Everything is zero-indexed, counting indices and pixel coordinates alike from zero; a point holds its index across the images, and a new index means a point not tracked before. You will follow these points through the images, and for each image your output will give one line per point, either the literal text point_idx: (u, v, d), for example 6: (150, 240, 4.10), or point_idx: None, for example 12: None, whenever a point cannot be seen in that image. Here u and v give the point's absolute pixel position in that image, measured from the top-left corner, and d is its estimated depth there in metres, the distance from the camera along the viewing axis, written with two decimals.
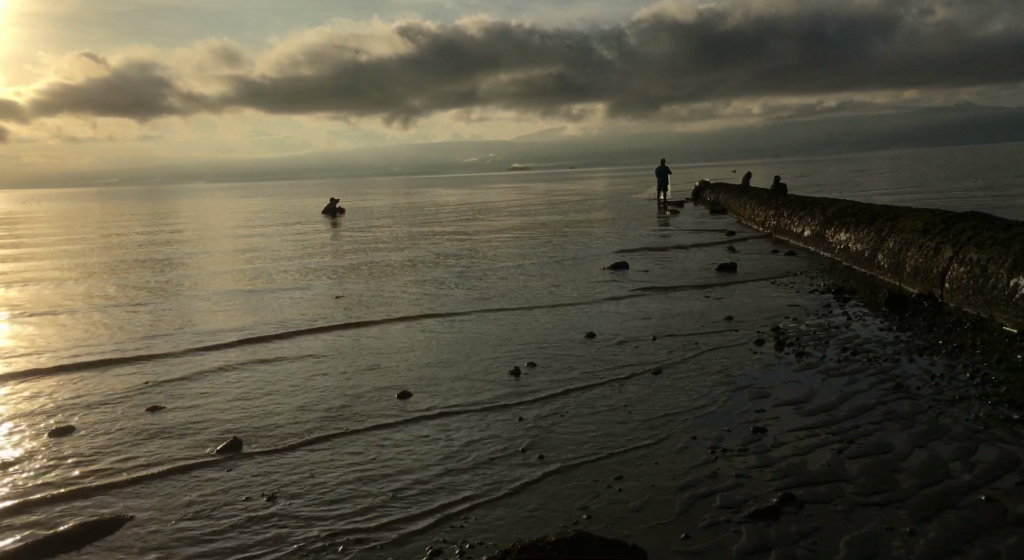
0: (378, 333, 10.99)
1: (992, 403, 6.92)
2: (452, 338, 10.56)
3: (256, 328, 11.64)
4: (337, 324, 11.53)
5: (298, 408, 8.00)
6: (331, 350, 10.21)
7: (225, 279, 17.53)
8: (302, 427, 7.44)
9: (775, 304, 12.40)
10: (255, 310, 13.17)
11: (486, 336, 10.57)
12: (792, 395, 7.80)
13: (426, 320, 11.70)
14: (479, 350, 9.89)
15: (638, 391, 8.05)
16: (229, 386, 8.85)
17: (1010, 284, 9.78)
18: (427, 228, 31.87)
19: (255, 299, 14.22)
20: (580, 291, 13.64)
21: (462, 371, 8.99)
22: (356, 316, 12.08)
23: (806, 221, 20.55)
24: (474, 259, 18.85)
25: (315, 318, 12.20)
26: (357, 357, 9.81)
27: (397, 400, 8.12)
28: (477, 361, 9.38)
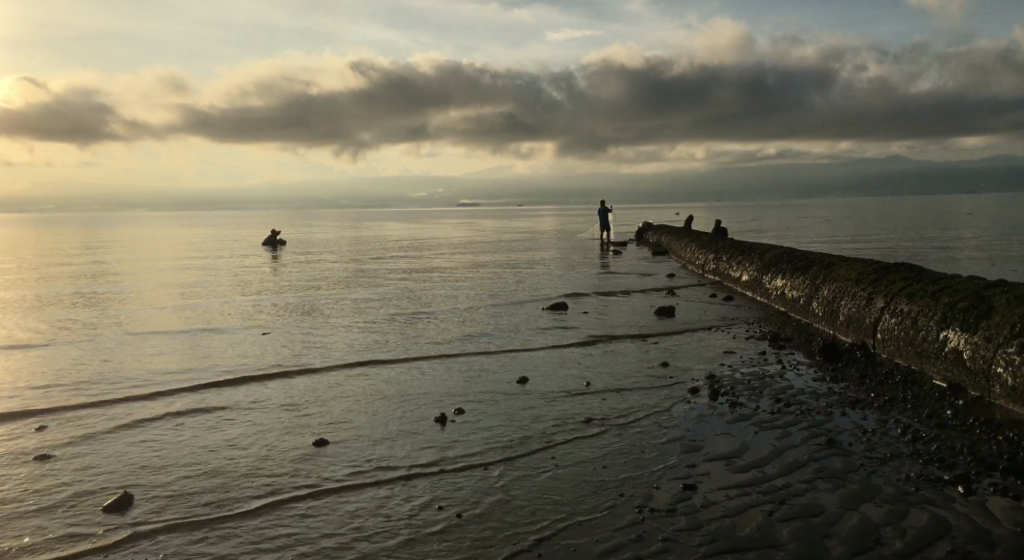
0: (300, 383, 10.29)
1: (923, 463, 6.79)
2: (382, 385, 10.09)
3: (169, 377, 10.77)
4: (257, 374, 10.78)
5: (207, 463, 7.44)
6: (254, 398, 9.65)
7: (141, 319, 16.38)
8: (208, 486, 6.89)
9: (711, 352, 12.19)
10: (169, 356, 12.21)
11: (418, 384, 10.14)
12: (724, 449, 7.56)
13: (359, 366, 11.24)
14: (407, 399, 9.44)
15: (567, 444, 7.71)
16: (136, 439, 8.22)
17: (940, 336, 9.85)
18: (363, 265, 30.89)
19: (170, 345, 13.23)
20: (517, 337, 13.17)
21: (387, 422, 8.55)
22: (277, 365, 11.30)
23: (744, 265, 20.77)
24: (408, 301, 18.12)
25: (243, 363, 11.62)
26: (276, 409, 9.13)
27: (314, 455, 7.61)
28: (405, 411, 8.93)
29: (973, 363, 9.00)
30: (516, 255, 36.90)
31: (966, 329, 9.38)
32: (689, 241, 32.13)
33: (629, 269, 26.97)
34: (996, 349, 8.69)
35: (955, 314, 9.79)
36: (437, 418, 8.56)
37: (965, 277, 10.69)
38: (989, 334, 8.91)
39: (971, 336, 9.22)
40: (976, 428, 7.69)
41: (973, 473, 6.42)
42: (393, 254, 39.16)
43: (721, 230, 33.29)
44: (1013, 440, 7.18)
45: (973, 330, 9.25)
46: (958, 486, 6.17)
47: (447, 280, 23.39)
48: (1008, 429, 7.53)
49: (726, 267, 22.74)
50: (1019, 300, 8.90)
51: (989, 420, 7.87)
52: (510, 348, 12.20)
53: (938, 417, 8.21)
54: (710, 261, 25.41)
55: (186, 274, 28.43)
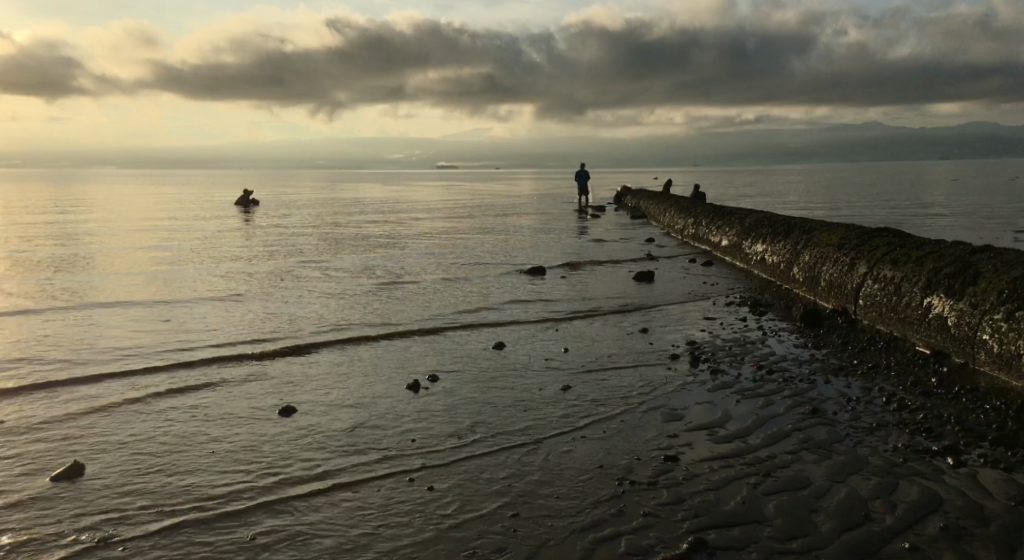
0: (271, 357, 9.87)
1: (910, 433, 6.60)
2: (355, 358, 9.80)
3: (134, 353, 10.27)
4: (227, 349, 10.31)
5: (168, 440, 7.10)
6: (221, 371, 9.30)
7: (108, 287, 15.69)
8: (166, 463, 6.55)
9: (690, 319, 11.95)
10: (136, 329, 11.66)
11: (392, 356, 9.84)
12: (706, 418, 7.34)
13: (332, 336, 10.93)
14: (382, 371, 9.15)
15: (544, 415, 7.48)
16: (94, 415, 7.85)
17: (924, 303, 9.65)
18: (339, 229, 30.12)
19: (136, 316, 12.65)
20: (496, 307, 12.81)
21: (359, 394, 8.27)
22: (248, 340, 10.84)
23: (724, 230, 20.55)
24: (385, 269, 17.59)
25: (212, 335, 11.18)
26: (244, 386, 8.70)
27: (281, 429, 7.29)
28: (378, 384, 8.63)
29: (958, 330, 8.81)
30: (493, 219, 36.49)
31: (951, 295, 9.17)
32: (667, 204, 31.94)
33: (608, 236, 26.61)
34: (982, 316, 8.50)
35: (940, 280, 9.57)
36: (411, 387, 8.37)
37: (949, 242, 10.49)
38: (976, 301, 8.71)
39: (956, 303, 9.02)
40: (962, 396, 7.52)
41: (963, 443, 6.24)
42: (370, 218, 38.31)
43: (699, 193, 33.11)
44: (1000, 409, 7.02)
45: (958, 297, 9.05)
46: (947, 457, 5.99)
47: (425, 246, 22.83)
48: (995, 397, 7.37)
49: (706, 231, 22.56)
50: (1005, 266, 8.69)
51: (974, 389, 7.70)
52: (489, 320, 11.82)
53: (922, 385, 8.03)
54: (689, 225, 25.25)
55: (156, 237, 27.47)
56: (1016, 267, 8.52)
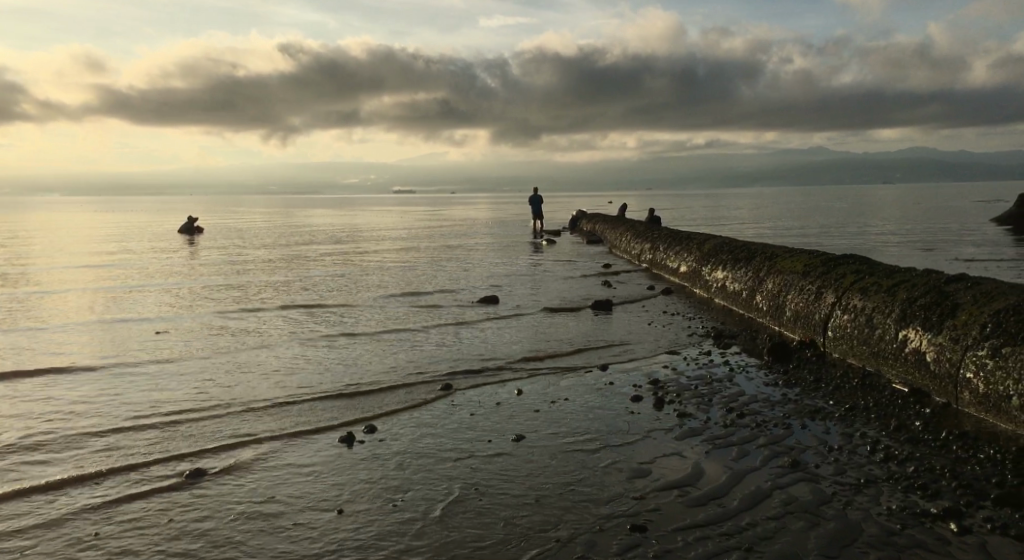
0: (195, 416, 8.87)
1: (903, 490, 5.90)
2: (287, 413, 8.91)
3: (41, 414, 9.13)
4: (149, 408, 9.26)
5: (54, 531, 6.13)
6: (132, 434, 8.33)
7: (27, 337, 14.36)
8: None
9: (653, 355, 11.20)
10: (48, 386, 10.47)
11: (328, 410, 8.98)
12: (675, 474, 6.56)
13: (263, 387, 10.02)
14: (315, 430, 8.27)
15: (494, 480, 6.68)
16: None
17: (899, 336, 9.01)
18: (287, 262, 28.85)
19: (52, 369, 11.43)
20: (448, 347, 11.94)
21: (288, 462, 7.38)
22: (174, 395, 9.81)
23: (682, 257, 19.99)
24: (333, 305, 16.59)
25: (133, 389, 10.14)
26: (161, 454, 7.71)
27: (197, 513, 6.37)
28: (310, 447, 7.76)
29: (938, 367, 8.17)
30: (449, 248, 35.67)
31: (929, 328, 8.53)
32: (623, 228, 31.46)
33: (564, 264, 25.96)
34: (964, 352, 7.86)
35: (916, 311, 8.93)
36: (344, 440, 7.83)
37: (921, 269, 9.90)
38: (956, 334, 8.05)
39: (934, 337, 8.37)
40: (951, 444, 6.87)
41: (963, 504, 5.56)
42: (320, 248, 37.03)
43: (655, 218, 32.69)
44: (995, 462, 6.37)
45: (936, 330, 8.41)
46: (948, 523, 5.30)
47: (376, 279, 21.83)
48: (987, 445, 6.72)
49: (664, 258, 22.03)
50: (986, 297, 8.08)
51: (964, 435, 7.04)
52: (439, 363, 10.97)
53: (907, 430, 7.37)
54: (647, 250, 24.70)
55: (92, 275, 25.92)
56: (998, 298, 7.92)
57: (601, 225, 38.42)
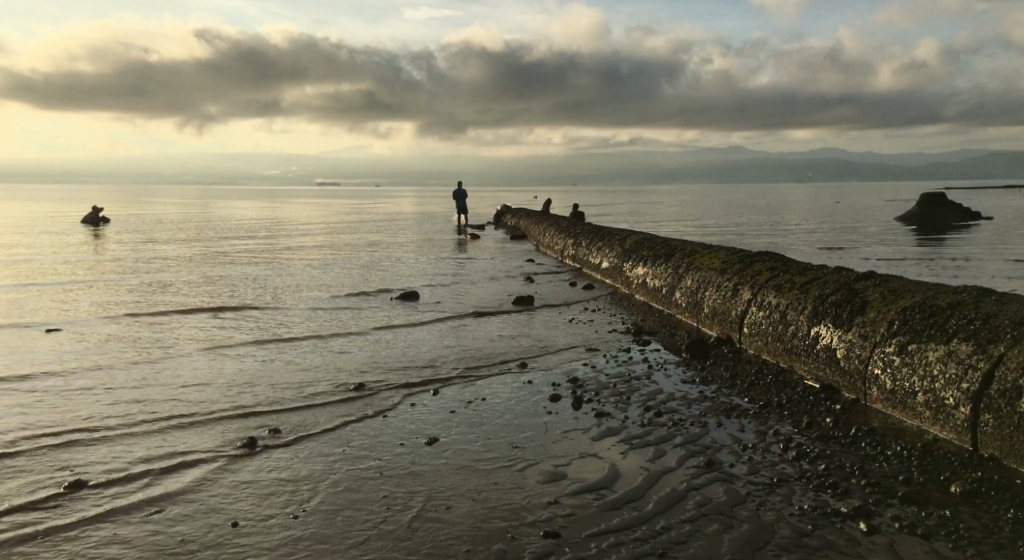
0: (87, 427, 8.31)
1: (815, 489, 5.91)
2: (187, 419, 8.45)
3: None
4: (37, 421, 8.63)
5: None
6: (16, 449, 7.72)
7: None
8: None
9: (573, 353, 11.08)
10: None
11: (231, 416, 8.55)
12: (591, 476, 6.41)
13: (161, 395, 9.47)
14: (216, 438, 7.85)
15: (403, 487, 6.43)
16: None
17: (811, 333, 9.13)
18: (200, 259, 27.71)
19: None
20: (364, 347, 11.58)
21: (184, 474, 6.96)
22: (67, 405, 9.19)
23: (604, 253, 20.04)
24: (245, 304, 15.95)
25: (21, 401, 9.44)
26: (46, 470, 7.18)
27: (85, 533, 5.92)
28: (208, 457, 7.34)
29: (847, 364, 8.30)
30: (371, 243, 35.00)
31: (839, 324, 8.66)
32: (547, 224, 31.46)
33: (487, 261, 25.77)
34: (872, 349, 7.99)
35: (826, 308, 9.07)
36: (247, 444, 7.54)
37: (832, 267, 10.08)
38: (865, 331, 8.18)
39: (844, 334, 8.49)
40: (860, 441, 6.96)
41: (872, 503, 5.61)
42: (236, 243, 35.74)
43: (578, 212, 32.84)
44: (901, 460, 6.48)
45: (846, 327, 8.53)
46: (857, 523, 5.32)
47: (293, 277, 21.12)
48: (894, 442, 6.83)
49: (586, 254, 22.07)
50: (893, 295, 8.25)
51: (872, 431, 7.15)
52: (354, 363, 10.62)
53: (818, 427, 7.44)
54: (570, 246, 24.71)
55: None
56: (903, 296, 8.09)
57: (524, 220, 38.40)
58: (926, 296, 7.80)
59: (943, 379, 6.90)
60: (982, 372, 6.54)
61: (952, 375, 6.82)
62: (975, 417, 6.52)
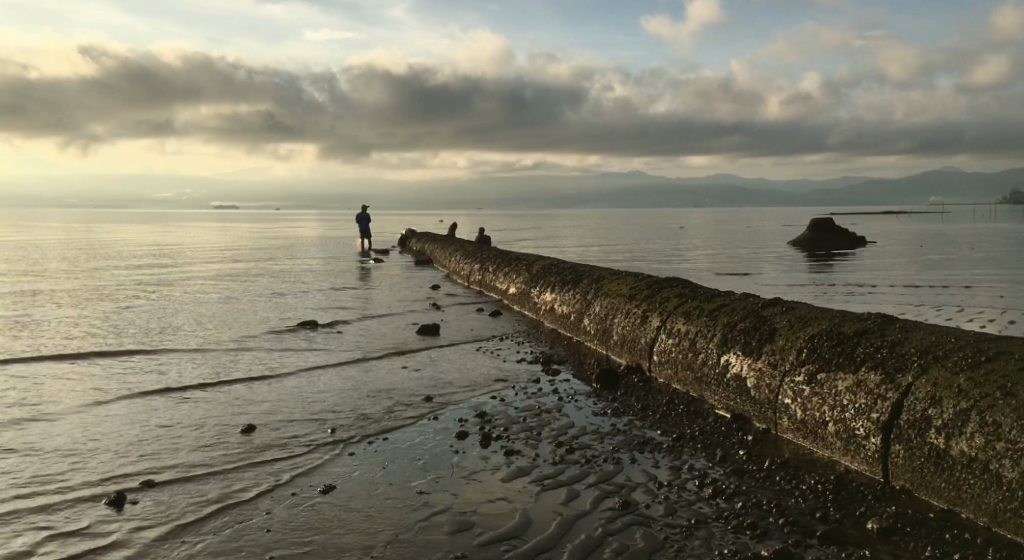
0: None
1: (734, 531, 5.70)
2: (49, 472, 7.53)
3: None
4: None
5: None
6: None
7: None
8: None
9: (481, 386, 10.61)
10: None
11: (101, 466, 7.68)
12: (502, 524, 5.98)
13: (17, 444, 8.44)
14: (80, 493, 7.00)
15: (293, 545, 5.83)
16: None
17: (720, 361, 9.03)
18: (81, 291, 25.77)
19: None
20: (257, 388, 10.79)
21: (41, 538, 6.13)
22: None
23: (511, 279, 19.71)
24: (128, 342, 14.74)
25: None
26: None
27: None
28: (69, 517, 6.51)
29: (758, 393, 8.19)
30: (271, 271, 33.54)
31: (748, 353, 8.57)
32: (454, 249, 30.98)
33: (393, 289, 25.04)
34: (782, 378, 7.90)
35: (735, 336, 8.98)
36: (116, 504, 6.68)
37: (740, 294, 10.06)
38: (774, 360, 8.10)
39: (753, 363, 8.40)
40: (775, 475, 6.81)
41: (792, 545, 5.47)
42: (122, 272, 33.55)
43: (485, 236, 32.55)
44: (817, 494, 6.36)
45: (755, 355, 8.45)
46: None
47: (185, 309, 19.85)
48: (808, 475, 6.73)
49: (494, 280, 21.69)
50: (800, 322, 8.23)
51: (785, 463, 7.03)
52: (245, 405, 9.84)
53: (732, 461, 7.26)
54: (477, 272, 24.31)
55: None
56: (810, 324, 8.08)
57: (431, 244, 37.81)
58: (833, 324, 7.78)
59: (853, 409, 6.84)
60: (892, 402, 6.49)
61: (862, 405, 6.76)
62: (885, 447, 6.48)
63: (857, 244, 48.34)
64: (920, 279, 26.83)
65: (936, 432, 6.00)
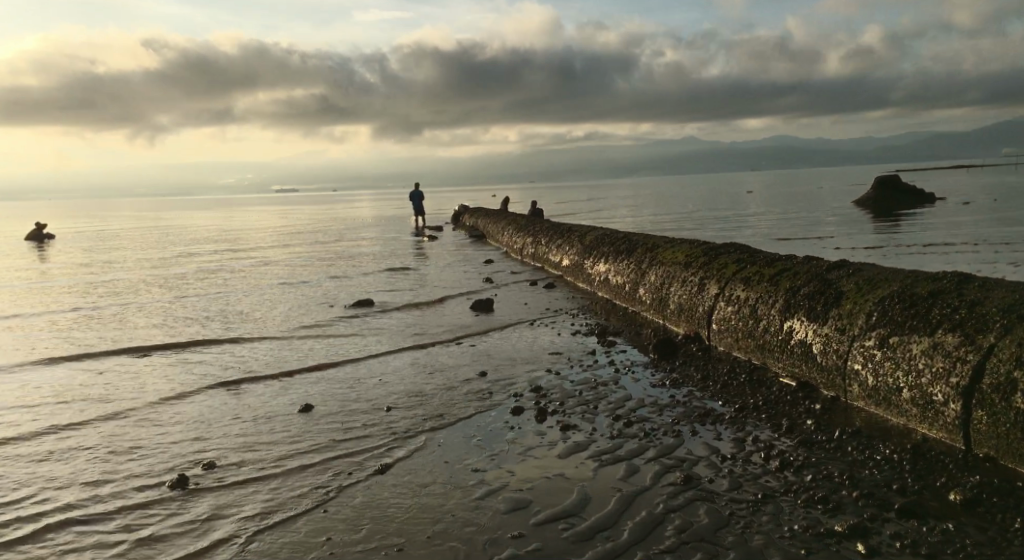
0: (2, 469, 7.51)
1: (804, 506, 5.42)
2: (115, 456, 7.70)
3: None
4: None
5: None
6: None
7: None
8: None
9: (536, 361, 10.45)
10: None
11: (163, 450, 7.82)
12: (560, 501, 5.82)
13: (82, 429, 8.60)
14: (144, 477, 7.12)
15: (350, 527, 5.78)
16: None
17: (783, 327, 8.65)
18: (147, 278, 26.52)
19: None
20: (314, 371, 10.87)
21: (107, 521, 6.25)
22: None
23: (564, 251, 19.41)
24: (191, 326, 15.03)
25: None
26: None
27: None
28: (133, 500, 6.63)
29: (825, 360, 7.82)
30: (328, 253, 33.93)
31: (813, 318, 8.17)
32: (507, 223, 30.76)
33: (448, 267, 25.01)
34: (851, 343, 7.50)
35: (799, 300, 8.58)
36: (177, 486, 6.78)
37: (801, 257, 9.62)
38: (841, 325, 7.70)
39: (819, 328, 8.01)
40: (846, 445, 6.47)
41: (867, 520, 5.16)
42: (185, 258, 34.41)
43: (538, 208, 32.25)
44: (892, 465, 6.01)
45: (820, 321, 8.05)
46: (855, 544, 4.89)
47: (246, 294, 20.15)
48: (881, 445, 6.36)
49: (547, 253, 21.41)
50: (869, 284, 7.78)
51: (857, 433, 6.68)
52: (302, 388, 9.90)
53: (799, 431, 6.94)
54: (530, 245, 24.03)
55: None
56: (880, 285, 7.63)
57: (484, 218, 37.66)
58: (905, 285, 7.33)
59: (929, 374, 6.43)
60: (972, 365, 6.06)
61: (939, 370, 6.35)
62: (966, 414, 6.07)
63: (923, 201, 46.32)
64: (995, 235, 25.55)
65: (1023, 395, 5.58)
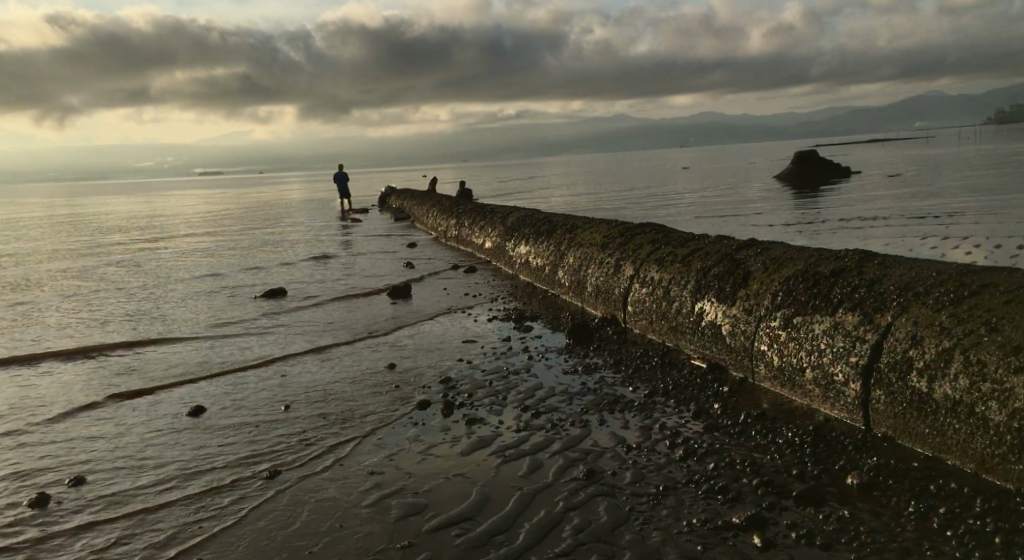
0: None
1: (704, 497, 5.28)
2: None
3: None
4: None
5: None
6: None
7: None
8: None
9: (449, 350, 10.12)
10: None
11: (32, 462, 7.21)
12: (457, 503, 5.54)
13: None
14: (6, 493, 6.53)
15: (227, 544, 5.37)
16: None
17: (694, 309, 8.55)
18: (51, 274, 25.03)
19: None
20: (213, 368, 10.30)
21: None
22: None
23: (487, 234, 19.04)
24: (89, 326, 14.14)
25: None
26: None
27: None
28: None
29: (733, 341, 7.74)
30: (248, 241, 32.74)
31: (722, 299, 8.08)
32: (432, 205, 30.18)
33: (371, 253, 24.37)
34: (758, 324, 7.42)
35: (709, 281, 8.48)
36: (38, 503, 6.22)
37: (713, 236, 9.54)
38: (749, 305, 7.62)
39: (728, 309, 7.92)
40: (750, 429, 6.38)
41: (765, 509, 5.04)
42: (95, 250, 32.69)
43: (465, 189, 31.73)
44: (793, 449, 5.94)
45: (730, 301, 7.96)
46: (752, 537, 4.76)
47: (154, 288, 19.15)
48: (785, 428, 6.29)
49: (470, 236, 21.00)
50: (776, 264, 7.72)
51: (762, 416, 6.60)
52: (196, 387, 9.34)
53: (706, 416, 6.83)
54: (454, 228, 23.56)
55: None
56: (786, 264, 7.56)
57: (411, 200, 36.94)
58: (809, 264, 7.28)
59: (831, 353, 6.38)
60: (871, 344, 6.03)
61: (840, 349, 6.30)
62: (866, 394, 6.04)
63: (840, 176, 47.63)
64: (907, 209, 26.31)
65: (917, 375, 5.56)
